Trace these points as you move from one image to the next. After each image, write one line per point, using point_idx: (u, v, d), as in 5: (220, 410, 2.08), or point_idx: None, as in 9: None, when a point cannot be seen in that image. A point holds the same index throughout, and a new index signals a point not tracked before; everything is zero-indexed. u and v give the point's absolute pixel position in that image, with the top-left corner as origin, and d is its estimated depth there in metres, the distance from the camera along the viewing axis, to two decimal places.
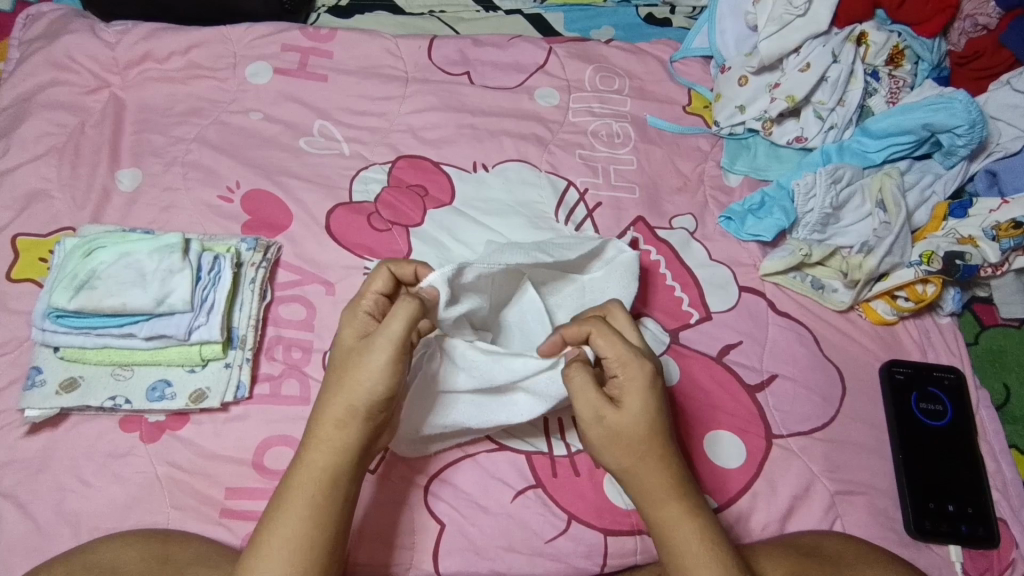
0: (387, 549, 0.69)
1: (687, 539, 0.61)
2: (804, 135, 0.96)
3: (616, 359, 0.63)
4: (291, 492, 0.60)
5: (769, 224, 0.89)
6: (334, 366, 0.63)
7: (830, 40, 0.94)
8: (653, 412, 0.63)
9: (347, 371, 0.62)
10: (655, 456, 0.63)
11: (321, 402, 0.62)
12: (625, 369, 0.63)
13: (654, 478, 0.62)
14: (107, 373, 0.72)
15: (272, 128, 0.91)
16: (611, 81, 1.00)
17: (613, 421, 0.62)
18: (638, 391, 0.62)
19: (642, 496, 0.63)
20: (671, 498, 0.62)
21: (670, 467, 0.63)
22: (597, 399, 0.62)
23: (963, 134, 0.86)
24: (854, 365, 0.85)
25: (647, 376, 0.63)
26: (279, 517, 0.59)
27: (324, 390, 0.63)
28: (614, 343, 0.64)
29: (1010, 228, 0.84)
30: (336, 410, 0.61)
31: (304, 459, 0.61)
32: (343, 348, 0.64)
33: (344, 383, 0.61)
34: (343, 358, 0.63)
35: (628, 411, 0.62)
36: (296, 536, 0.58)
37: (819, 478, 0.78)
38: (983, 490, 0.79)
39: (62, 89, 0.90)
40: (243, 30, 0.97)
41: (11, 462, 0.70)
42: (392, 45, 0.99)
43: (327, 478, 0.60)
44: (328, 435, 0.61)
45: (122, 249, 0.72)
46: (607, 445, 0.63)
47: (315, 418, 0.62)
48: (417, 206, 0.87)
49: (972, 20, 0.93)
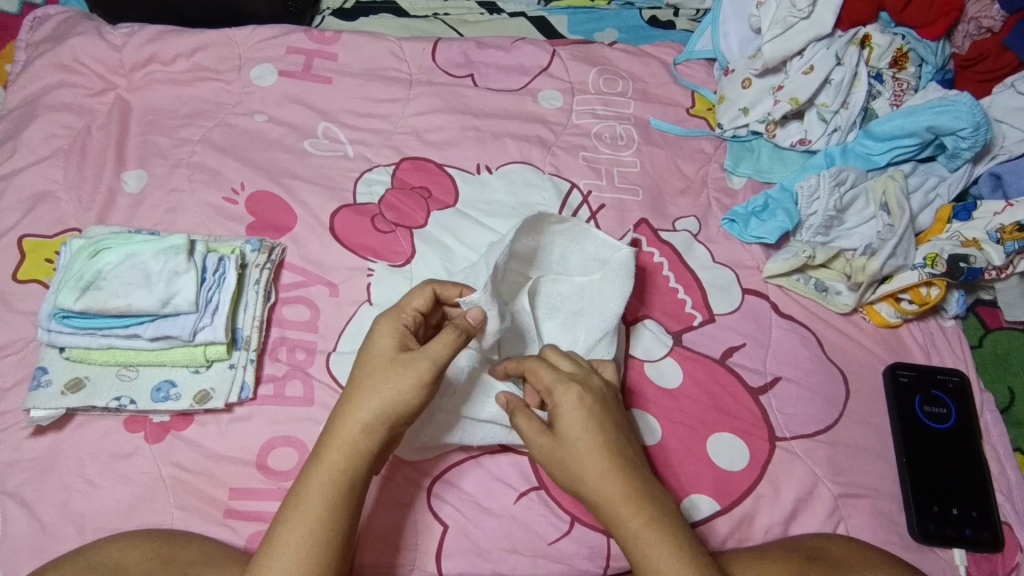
0: (393, 551, 0.69)
1: (651, 554, 0.60)
2: (808, 137, 0.96)
3: (545, 388, 0.65)
4: (308, 491, 0.60)
5: (773, 226, 0.89)
6: (366, 369, 0.63)
7: (834, 43, 0.93)
8: (585, 432, 0.62)
9: (385, 379, 0.62)
10: (595, 478, 0.61)
11: (347, 403, 0.62)
12: (553, 396, 0.64)
13: (604, 503, 0.61)
14: (112, 374, 0.72)
15: (277, 130, 0.91)
16: (615, 84, 1.01)
17: (550, 451, 0.63)
18: (564, 415, 0.63)
19: (603, 519, 0.63)
20: (625, 517, 0.61)
21: (619, 485, 0.61)
22: (533, 431, 0.64)
23: (968, 136, 0.86)
24: (858, 367, 0.85)
25: (572, 398, 0.63)
26: (293, 516, 0.59)
27: (349, 391, 0.63)
28: (539, 373, 0.66)
29: (1014, 230, 0.84)
30: (366, 415, 0.61)
31: (324, 460, 0.61)
32: (379, 353, 0.64)
33: (379, 390, 0.62)
34: (381, 366, 0.63)
35: (560, 438, 0.63)
36: (311, 536, 0.58)
37: (822, 480, 0.78)
38: (987, 494, 0.79)
39: (69, 91, 0.91)
40: (249, 32, 0.97)
41: (17, 461, 0.71)
42: (396, 47, 1.00)
43: (348, 481, 0.60)
44: (353, 438, 0.61)
45: (128, 250, 0.72)
46: (557, 476, 0.64)
47: (339, 419, 0.62)
48: (421, 207, 0.87)
49: (975, 23, 0.92)
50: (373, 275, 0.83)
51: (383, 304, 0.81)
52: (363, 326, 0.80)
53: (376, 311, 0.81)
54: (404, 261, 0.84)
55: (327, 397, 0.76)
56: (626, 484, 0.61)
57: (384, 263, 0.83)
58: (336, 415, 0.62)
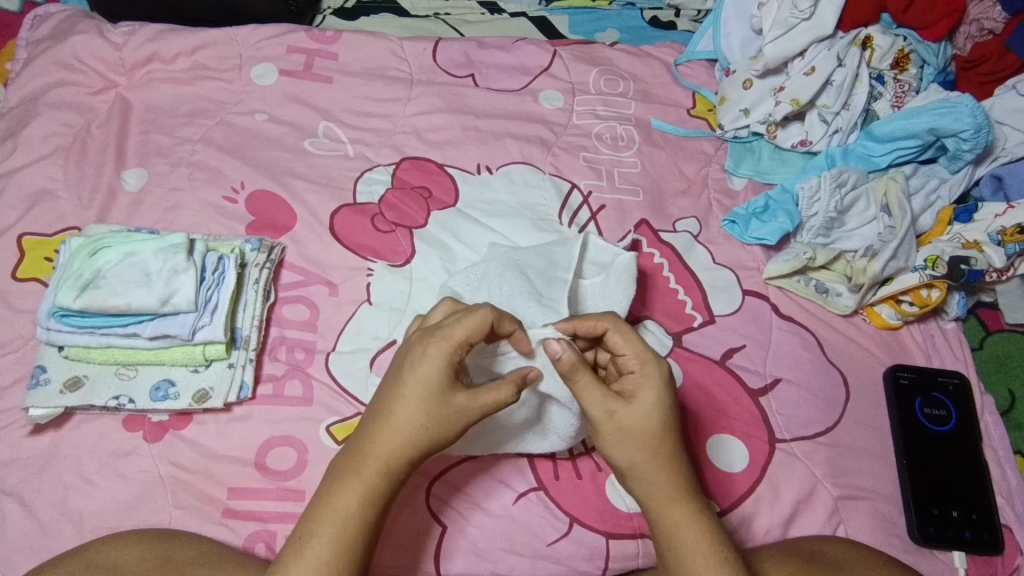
0: (409, 553, 0.69)
1: (692, 539, 0.62)
2: (809, 138, 0.96)
3: (634, 356, 0.63)
4: (338, 505, 0.60)
5: (773, 228, 0.88)
6: (411, 397, 0.60)
7: (835, 45, 0.93)
8: (666, 409, 0.63)
9: (430, 414, 0.60)
10: (666, 452, 0.63)
11: (385, 428, 0.61)
12: (642, 367, 0.63)
13: (658, 480, 0.63)
14: (111, 373, 0.72)
15: (277, 129, 0.91)
16: (616, 84, 1.01)
17: (625, 416, 0.62)
18: (652, 388, 0.62)
19: (649, 490, 0.63)
20: (678, 499, 0.63)
21: (677, 468, 0.63)
22: (606, 394, 0.62)
23: (969, 138, 0.85)
24: (859, 370, 0.85)
25: (663, 374, 0.63)
26: (321, 525, 0.59)
27: (388, 414, 0.61)
28: (630, 341, 0.64)
29: (1016, 233, 0.84)
30: (404, 444, 0.60)
31: (360, 479, 0.60)
32: (427, 383, 0.60)
33: (426, 426, 0.60)
34: (427, 400, 0.60)
35: (641, 406, 0.62)
36: (340, 555, 0.58)
37: (822, 483, 0.77)
38: (986, 497, 0.78)
39: (70, 89, 0.91)
40: (250, 31, 0.97)
41: (15, 460, 0.70)
42: (397, 47, 1.00)
43: (379, 501, 0.61)
44: (386, 461, 0.60)
45: (127, 249, 0.72)
46: (615, 439, 0.63)
47: (376, 440, 0.61)
48: (420, 207, 0.87)
49: (978, 25, 0.92)
50: (373, 274, 0.82)
51: (383, 303, 0.81)
52: (362, 325, 0.80)
53: (376, 311, 0.81)
54: (404, 261, 0.83)
55: (327, 397, 0.76)
56: (682, 468, 0.64)
57: (384, 263, 0.83)
58: (374, 433, 0.61)
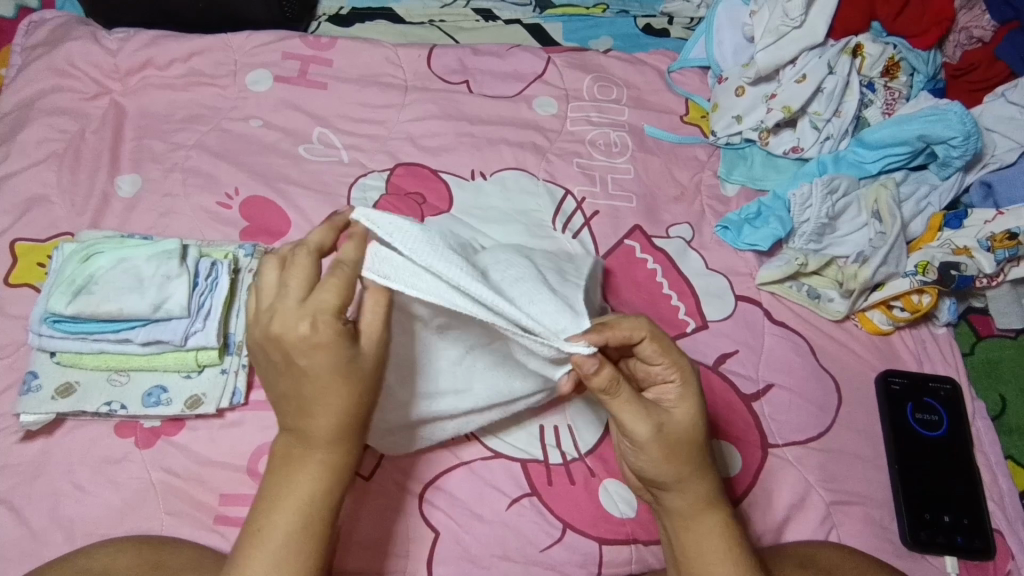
0: (381, 557, 0.69)
1: (729, 543, 0.63)
2: (800, 145, 0.96)
3: (673, 366, 0.62)
4: (291, 487, 0.56)
5: (766, 233, 0.89)
6: (314, 380, 0.54)
7: (826, 52, 0.95)
8: (704, 418, 0.63)
9: (339, 390, 0.54)
10: (704, 460, 0.63)
11: (301, 412, 0.55)
12: (682, 377, 0.63)
13: (698, 488, 0.63)
14: (103, 378, 0.72)
15: (272, 135, 0.91)
16: (609, 91, 1.01)
17: (671, 426, 0.61)
18: (692, 397, 0.63)
19: (688, 498, 0.63)
20: (713, 505, 0.63)
21: (710, 475, 0.64)
22: (650, 407, 0.61)
23: (958, 145, 0.86)
24: (851, 375, 0.85)
25: (698, 382, 0.64)
26: (278, 507, 0.55)
27: (297, 400, 0.55)
28: (666, 351, 0.62)
29: (1005, 238, 0.84)
30: (332, 419, 0.55)
31: (308, 460, 0.56)
32: (327, 366, 0.53)
33: (346, 398, 0.55)
34: (326, 379, 0.54)
35: (682, 415, 0.62)
36: (308, 532, 0.55)
37: (815, 488, 0.78)
38: (979, 501, 0.79)
39: (63, 95, 0.91)
40: (245, 37, 0.98)
41: (6, 466, 0.70)
42: (391, 53, 1.00)
43: (332, 476, 0.57)
44: (324, 437, 0.55)
45: (120, 254, 0.72)
46: (662, 453, 0.61)
47: (302, 422, 0.55)
48: (415, 212, 0.87)
49: (967, 33, 0.94)
50: None
51: None
52: None
53: None
54: None
55: None
56: (712, 475, 0.64)
57: None
58: (299, 420, 0.56)
